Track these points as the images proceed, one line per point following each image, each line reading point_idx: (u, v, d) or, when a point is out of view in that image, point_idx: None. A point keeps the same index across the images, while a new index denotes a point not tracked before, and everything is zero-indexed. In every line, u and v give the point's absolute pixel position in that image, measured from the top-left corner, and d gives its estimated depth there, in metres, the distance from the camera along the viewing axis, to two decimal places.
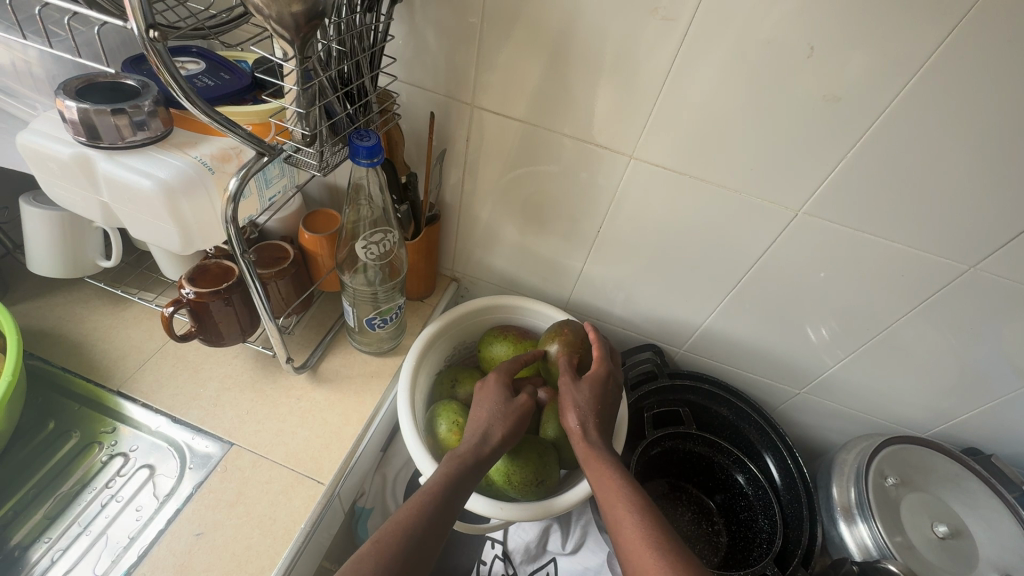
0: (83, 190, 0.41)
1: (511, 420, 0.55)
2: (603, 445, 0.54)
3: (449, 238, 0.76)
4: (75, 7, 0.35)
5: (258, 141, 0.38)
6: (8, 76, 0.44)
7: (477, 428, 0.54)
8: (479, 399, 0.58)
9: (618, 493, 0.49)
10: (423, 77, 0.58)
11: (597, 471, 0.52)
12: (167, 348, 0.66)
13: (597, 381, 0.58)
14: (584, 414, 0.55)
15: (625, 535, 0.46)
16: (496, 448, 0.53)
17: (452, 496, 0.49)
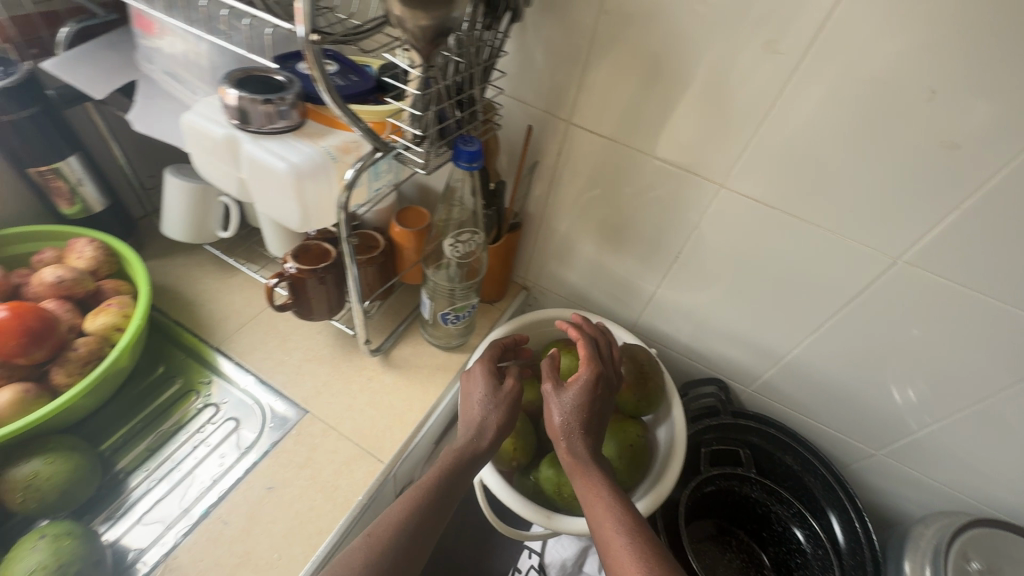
0: (227, 166, 0.47)
1: (501, 412, 0.57)
2: (591, 456, 0.53)
3: (526, 247, 0.79)
4: (249, 8, 0.40)
5: (375, 138, 0.43)
6: (181, 65, 0.52)
7: (468, 422, 0.56)
8: (468, 389, 0.59)
9: (607, 509, 0.49)
10: (524, 91, 0.61)
11: (585, 485, 0.51)
12: (261, 316, 0.73)
13: (587, 384, 0.56)
14: (570, 418, 0.54)
15: (614, 555, 0.46)
16: (490, 443, 0.55)
17: (446, 493, 0.50)
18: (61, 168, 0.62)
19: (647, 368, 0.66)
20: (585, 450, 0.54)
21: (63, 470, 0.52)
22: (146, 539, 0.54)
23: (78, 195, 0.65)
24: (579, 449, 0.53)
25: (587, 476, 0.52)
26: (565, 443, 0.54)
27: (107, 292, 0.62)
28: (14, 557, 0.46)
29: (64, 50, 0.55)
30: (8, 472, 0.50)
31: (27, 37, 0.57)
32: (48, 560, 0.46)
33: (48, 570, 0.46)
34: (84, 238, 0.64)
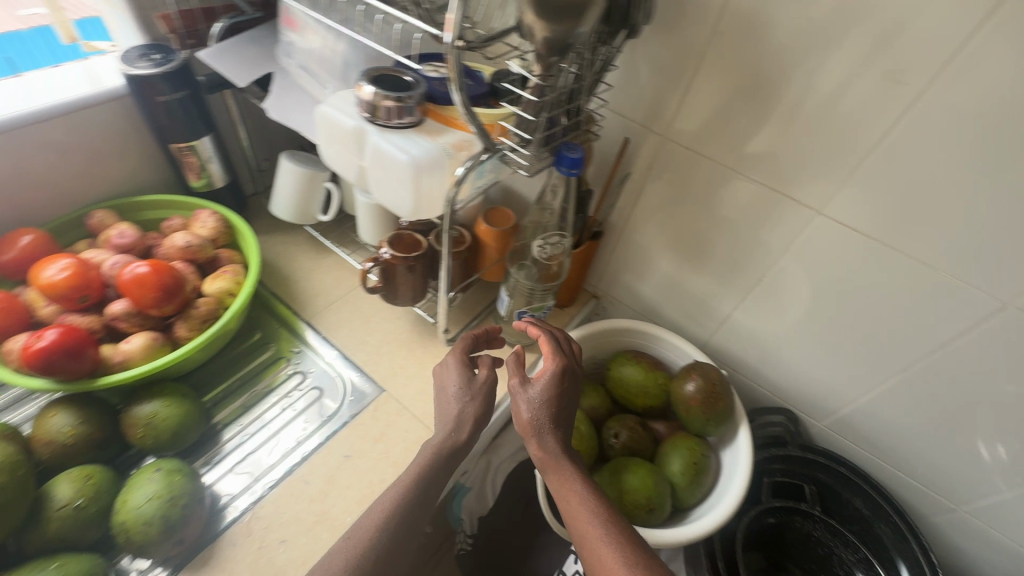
0: (351, 154, 0.51)
1: (476, 407, 0.55)
2: (562, 452, 0.52)
3: (603, 257, 0.80)
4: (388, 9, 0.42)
5: (488, 139, 0.46)
6: (317, 61, 0.58)
7: (444, 420, 0.55)
8: (442, 384, 0.58)
9: (581, 504, 0.49)
10: (624, 105, 0.63)
11: (559, 480, 0.51)
12: (348, 296, 0.78)
13: (555, 377, 0.55)
14: (539, 412, 0.53)
15: (595, 553, 0.46)
16: (466, 440, 0.53)
17: (424, 492, 0.49)
18: (196, 147, 0.69)
19: (718, 387, 0.66)
20: (555, 445, 0.53)
21: (176, 413, 0.58)
22: (237, 487, 0.59)
23: (206, 171, 0.73)
24: (550, 446, 0.52)
25: (560, 471, 0.51)
26: (535, 441, 0.53)
27: (222, 260, 0.69)
28: (132, 486, 0.52)
29: (215, 42, 0.62)
30: (132, 411, 0.57)
31: (187, 28, 0.65)
32: (163, 491, 0.51)
33: (164, 500, 0.51)
34: (208, 210, 0.71)
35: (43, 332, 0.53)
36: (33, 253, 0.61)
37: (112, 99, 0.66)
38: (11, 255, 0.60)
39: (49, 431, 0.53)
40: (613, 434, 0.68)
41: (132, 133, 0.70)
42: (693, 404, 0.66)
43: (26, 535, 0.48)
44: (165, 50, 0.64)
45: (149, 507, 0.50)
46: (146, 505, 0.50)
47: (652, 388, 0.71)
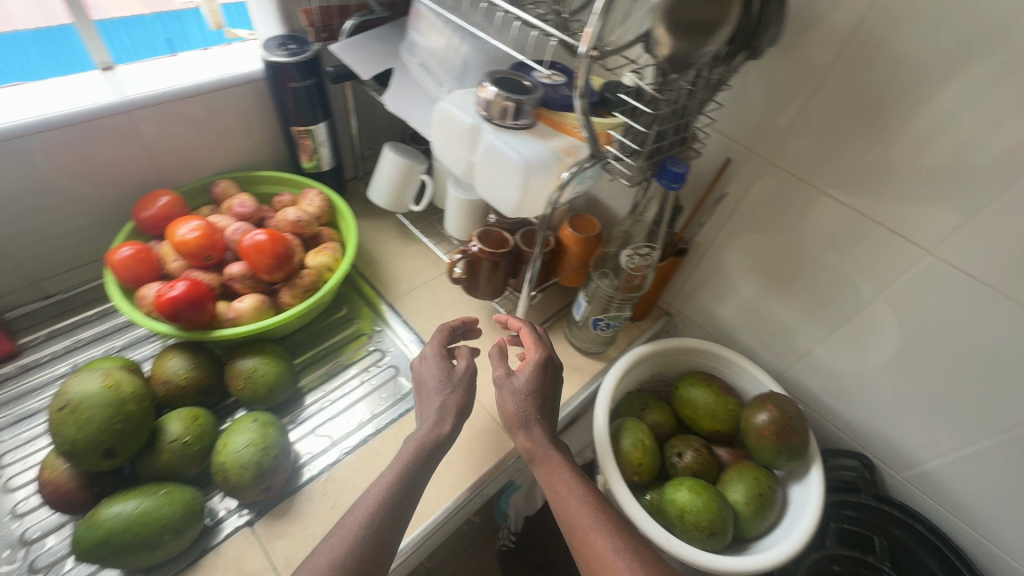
0: (463, 150, 0.55)
1: (458, 397, 0.58)
2: (547, 441, 0.57)
3: (682, 274, 0.80)
4: (520, 15, 0.45)
5: (596, 146, 0.47)
6: (438, 60, 0.61)
7: (425, 414, 0.56)
8: (421, 377, 0.60)
9: (568, 489, 0.54)
10: (729, 125, 0.63)
11: (546, 468, 0.55)
12: (428, 284, 0.82)
13: (538, 368, 0.59)
14: (524, 402, 0.57)
15: (589, 536, 0.50)
16: (450, 432, 0.56)
17: (410, 485, 0.51)
18: (313, 131, 0.75)
19: (794, 421, 0.64)
20: (540, 435, 0.57)
21: (273, 371, 0.63)
22: (316, 448, 0.63)
23: (317, 154, 0.79)
24: (536, 436, 0.57)
25: (548, 459, 0.55)
26: (523, 432, 0.57)
27: (323, 237, 0.74)
28: (232, 431, 0.57)
29: (346, 37, 0.67)
30: (235, 364, 0.62)
31: (323, 23, 0.71)
32: (259, 440, 0.56)
33: (260, 448, 0.55)
34: (315, 190, 0.77)
35: (174, 283, 0.59)
36: (168, 213, 0.68)
37: (248, 82, 0.73)
38: (151, 213, 0.68)
39: (167, 371, 0.59)
40: (677, 454, 0.68)
41: (260, 114, 0.78)
42: (764, 434, 0.64)
43: (142, 461, 0.54)
44: (301, 41, 0.70)
45: (247, 453, 0.55)
46: (244, 451, 0.55)
47: (720, 413, 0.70)
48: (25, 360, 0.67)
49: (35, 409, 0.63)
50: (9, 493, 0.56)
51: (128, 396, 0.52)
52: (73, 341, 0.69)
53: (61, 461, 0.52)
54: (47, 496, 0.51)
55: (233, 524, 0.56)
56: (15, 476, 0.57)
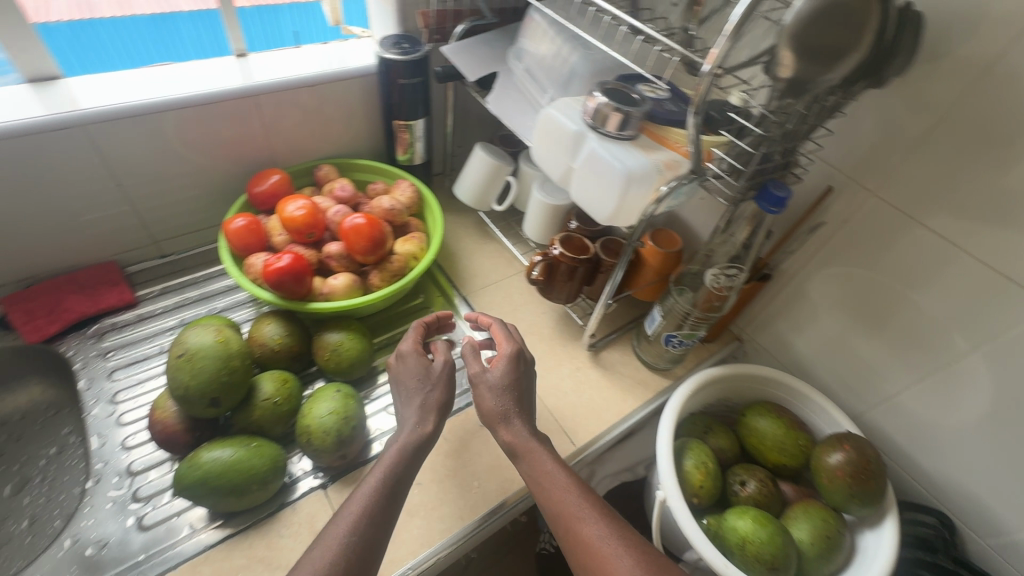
0: (564, 155, 0.56)
1: (439, 394, 0.57)
2: (528, 434, 0.56)
3: (761, 301, 0.79)
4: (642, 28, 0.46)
5: (699, 162, 0.48)
6: (544, 67, 0.63)
7: (406, 414, 0.55)
8: (399, 377, 0.58)
9: (552, 479, 0.53)
10: (833, 154, 0.62)
11: (531, 459, 0.54)
12: (501, 282, 0.84)
13: (512, 362, 0.59)
14: (502, 398, 0.56)
15: (578, 526, 0.49)
16: (432, 431, 0.54)
17: (394, 488, 0.50)
18: (412, 126, 0.79)
19: (872, 466, 0.61)
20: (521, 427, 0.56)
21: (356, 346, 0.66)
22: (386, 425, 0.66)
23: (412, 148, 0.83)
24: (517, 429, 0.56)
25: (531, 452, 0.54)
26: (505, 427, 0.56)
27: (411, 227, 0.78)
28: (316, 398, 0.60)
29: (457, 40, 0.71)
30: (323, 336, 0.66)
31: (437, 25, 0.75)
32: (341, 410, 0.59)
33: (341, 417, 0.59)
34: (406, 181, 0.81)
35: (280, 255, 0.64)
36: (277, 191, 0.74)
37: (361, 76, 0.78)
38: (263, 189, 0.73)
39: (264, 336, 0.64)
40: (739, 482, 0.66)
41: (365, 107, 0.83)
42: (837, 476, 0.62)
43: (238, 415, 0.59)
44: (414, 41, 0.74)
45: (330, 420, 0.58)
46: (327, 418, 0.58)
47: (789, 446, 0.68)
48: (141, 310, 0.74)
49: (147, 355, 0.69)
50: (121, 427, 0.63)
51: (235, 352, 0.57)
52: (181, 298, 0.76)
53: (170, 404, 0.57)
54: (155, 434, 0.57)
55: (307, 485, 0.60)
56: (127, 412, 0.64)
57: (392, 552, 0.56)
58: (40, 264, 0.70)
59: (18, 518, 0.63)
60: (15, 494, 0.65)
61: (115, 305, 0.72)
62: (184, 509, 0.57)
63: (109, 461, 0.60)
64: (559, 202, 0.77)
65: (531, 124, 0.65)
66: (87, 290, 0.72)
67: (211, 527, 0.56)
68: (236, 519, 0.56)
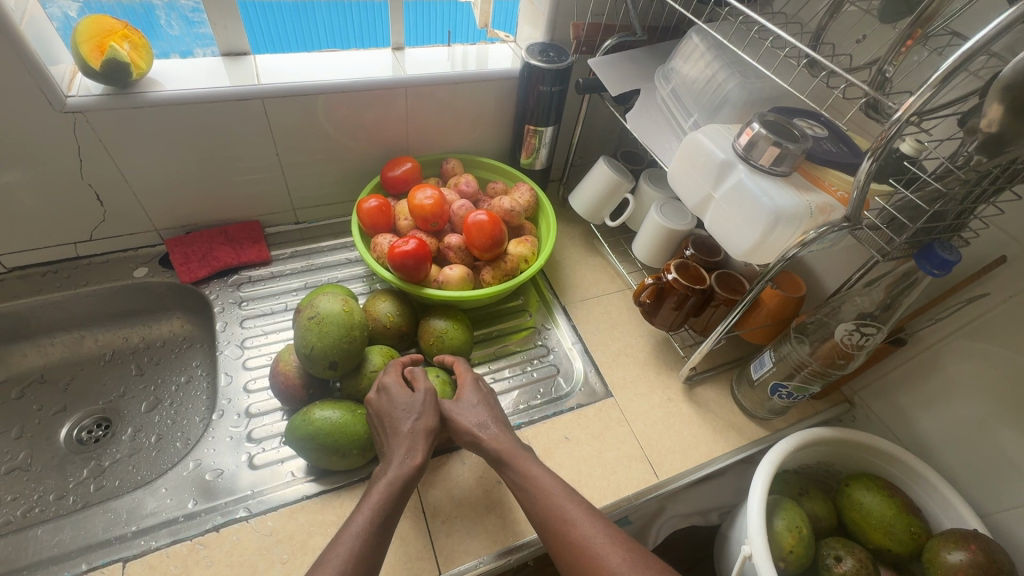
0: (706, 182, 0.55)
1: (427, 421, 0.55)
2: (509, 439, 0.57)
3: (887, 366, 0.72)
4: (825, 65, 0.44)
5: (857, 210, 0.44)
6: (695, 92, 0.62)
7: (394, 449, 0.53)
8: (381, 412, 0.56)
9: (535, 482, 0.53)
10: (1013, 221, 0.55)
11: (520, 463, 0.55)
12: (601, 298, 0.84)
13: (481, 387, 0.62)
14: (485, 413, 0.59)
15: (566, 527, 0.49)
16: (421, 462, 0.53)
17: (382, 528, 0.49)
18: (541, 132, 0.81)
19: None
20: (502, 435, 0.57)
21: (459, 337, 0.68)
22: None
23: (536, 153, 0.85)
24: (499, 437, 0.57)
25: (515, 457, 0.55)
26: (485, 435, 0.57)
27: (525, 230, 0.80)
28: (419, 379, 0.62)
29: (603, 54, 0.71)
30: (429, 322, 0.69)
31: (586, 38, 0.76)
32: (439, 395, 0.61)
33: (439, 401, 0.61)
34: (527, 184, 0.83)
35: (406, 239, 0.68)
36: (408, 177, 0.79)
37: (503, 79, 0.81)
38: (396, 174, 0.78)
39: (378, 312, 0.67)
40: (834, 557, 0.61)
41: (500, 109, 0.86)
42: None
43: (347, 381, 0.63)
44: (561, 51, 0.75)
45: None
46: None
47: (898, 530, 0.61)
48: (273, 268, 0.81)
49: (274, 310, 0.76)
50: (246, 370, 0.69)
51: (357, 322, 0.61)
52: (308, 263, 0.83)
53: (293, 358, 0.62)
54: (277, 383, 0.62)
55: None
56: (252, 359, 0.71)
57: (466, 543, 0.58)
58: (203, 214, 0.79)
59: (149, 432, 0.72)
60: (148, 411, 0.74)
61: (254, 261, 0.79)
62: (288, 457, 0.62)
63: (232, 399, 0.66)
64: (676, 226, 0.76)
65: (669, 147, 0.64)
66: (233, 243, 0.80)
67: (307, 480, 0.60)
68: (331, 476, 0.60)
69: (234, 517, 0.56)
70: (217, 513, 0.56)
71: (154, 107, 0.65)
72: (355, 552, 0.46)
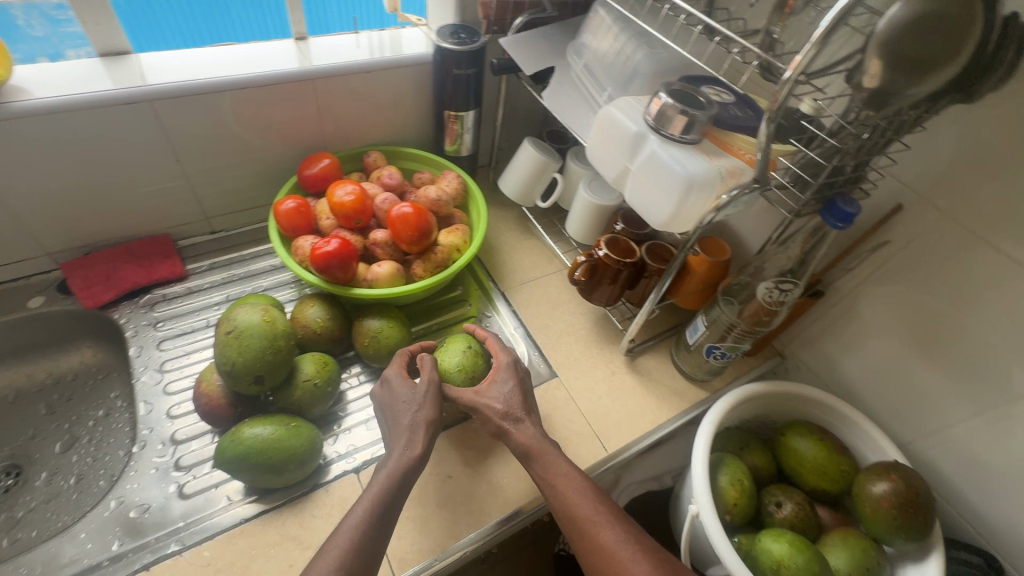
0: (622, 155, 0.55)
1: (427, 413, 0.54)
2: (540, 435, 0.56)
3: (810, 318, 0.76)
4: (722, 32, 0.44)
5: (764, 171, 0.46)
6: (606, 66, 0.62)
7: (395, 437, 0.53)
8: (385, 403, 0.56)
9: (565, 478, 0.53)
10: (906, 170, 0.59)
11: (548, 461, 0.54)
12: (541, 280, 0.84)
13: (513, 370, 0.60)
14: (512, 400, 0.57)
15: (594, 531, 0.50)
16: (423, 452, 0.52)
17: (382, 521, 0.48)
18: (462, 117, 0.79)
19: (921, 500, 0.58)
20: (532, 429, 0.56)
21: (396, 335, 0.66)
22: None
23: (460, 139, 0.83)
24: (529, 430, 0.56)
25: (545, 454, 0.55)
26: (514, 429, 0.56)
27: (455, 219, 0.78)
28: (450, 349, 0.62)
29: (514, 32, 0.70)
30: (364, 322, 0.66)
31: (496, 17, 0.75)
32: (468, 366, 0.61)
33: (468, 373, 0.60)
34: (453, 172, 0.81)
35: (328, 239, 0.65)
36: (327, 174, 0.75)
37: (417, 64, 0.78)
38: (313, 172, 0.74)
39: (307, 318, 0.64)
40: (775, 503, 0.64)
41: (417, 95, 0.83)
42: (882, 506, 0.59)
43: (279, 393, 0.60)
44: (472, 32, 0.74)
45: (456, 375, 0.60)
46: (455, 372, 0.60)
47: (831, 471, 0.65)
48: (190, 284, 0.76)
49: (194, 328, 0.71)
50: (167, 396, 0.65)
51: (281, 332, 0.58)
52: (228, 274, 0.78)
53: (215, 377, 0.59)
54: (200, 406, 0.58)
55: (340, 468, 0.60)
56: (173, 382, 0.66)
57: (421, 542, 0.57)
58: (102, 232, 0.73)
59: (67, 474, 0.66)
60: (64, 451, 0.68)
61: (167, 277, 0.74)
62: (223, 481, 0.58)
63: (154, 428, 0.62)
64: (605, 202, 0.76)
65: (586, 121, 0.64)
66: (141, 261, 0.74)
67: (247, 501, 0.57)
68: (271, 495, 0.58)
69: (166, 553, 0.52)
70: (147, 550, 0.53)
71: (23, 118, 0.58)
72: (353, 544, 0.45)
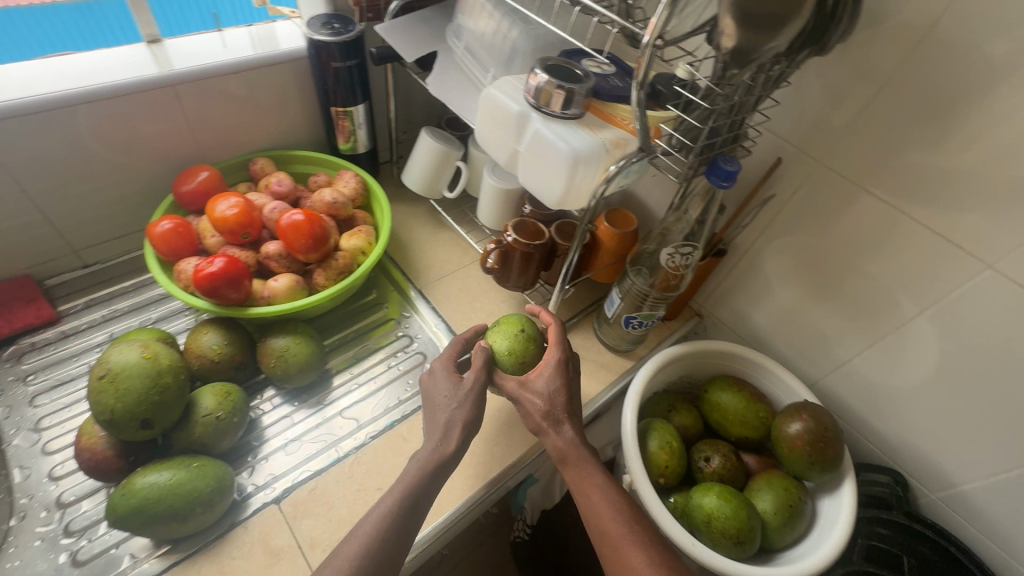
0: (510, 137, 0.54)
1: (466, 412, 0.54)
2: (576, 440, 0.55)
3: (718, 276, 0.79)
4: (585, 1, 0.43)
5: (646, 138, 0.46)
6: (485, 46, 0.60)
7: (430, 429, 0.54)
8: (428, 393, 0.56)
9: (596, 490, 0.53)
10: (780, 124, 0.61)
11: (580, 474, 0.54)
12: (458, 271, 0.82)
13: (561, 366, 0.58)
14: (554, 396, 0.56)
15: (622, 550, 0.49)
16: (454, 449, 0.53)
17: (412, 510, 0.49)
18: (351, 112, 0.75)
19: (830, 433, 0.61)
20: (569, 434, 0.56)
21: (305, 351, 0.62)
22: (344, 429, 0.63)
23: (354, 135, 0.78)
24: (565, 434, 0.55)
25: (581, 464, 0.54)
26: (550, 433, 0.55)
27: (357, 220, 0.74)
28: (504, 333, 0.60)
29: (390, 18, 0.66)
30: (267, 342, 0.62)
31: (369, 3, 0.71)
32: (519, 351, 0.58)
33: (517, 358, 0.58)
34: (350, 171, 0.76)
35: (211, 259, 0.59)
36: (206, 188, 0.69)
37: (292, 60, 0.73)
38: (191, 187, 0.68)
39: (201, 347, 0.59)
40: (704, 458, 0.67)
41: (298, 93, 0.77)
42: (797, 444, 0.62)
43: (177, 433, 0.55)
44: (346, 20, 0.69)
45: (505, 360, 0.58)
46: (505, 357, 0.58)
47: (752, 420, 0.68)
48: (64, 327, 0.68)
49: (72, 376, 0.64)
50: (47, 456, 0.58)
51: (166, 368, 0.52)
52: (109, 311, 0.71)
53: (98, 429, 0.53)
54: (83, 463, 0.52)
55: (261, 500, 0.57)
56: (53, 440, 0.59)
57: None
58: None
59: None
60: None
61: (34, 323, 0.66)
62: (123, 539, 0.53)
63: (34, 495, 0.55)
64: (510, 185, 0.75)
65: (474, 105, 0.62)
66: None
67: (155, 556, 0.52)
68: (182, 544, 0.53)
69: None
70: None
71: None
72: (374, 536, 0.46)
